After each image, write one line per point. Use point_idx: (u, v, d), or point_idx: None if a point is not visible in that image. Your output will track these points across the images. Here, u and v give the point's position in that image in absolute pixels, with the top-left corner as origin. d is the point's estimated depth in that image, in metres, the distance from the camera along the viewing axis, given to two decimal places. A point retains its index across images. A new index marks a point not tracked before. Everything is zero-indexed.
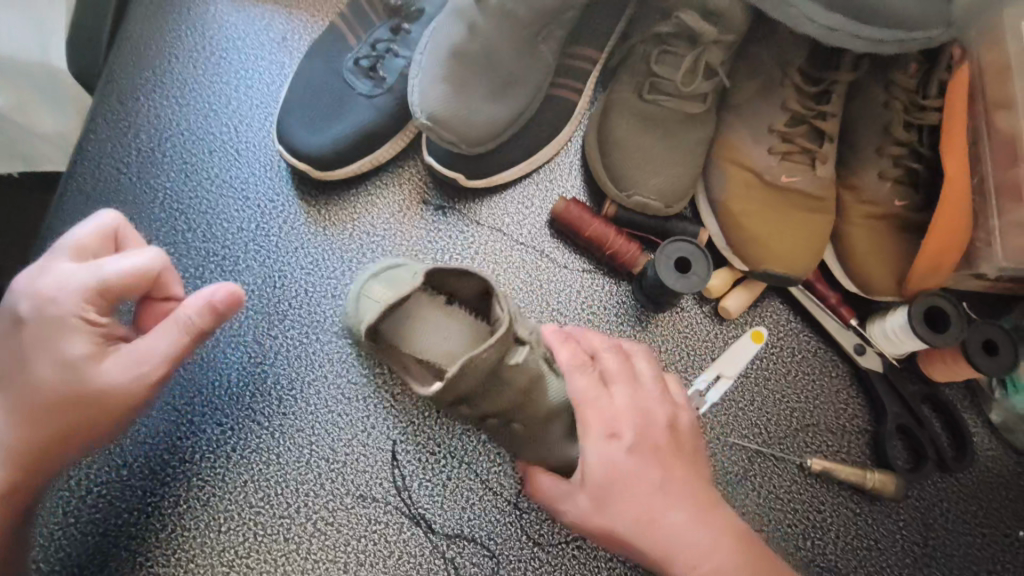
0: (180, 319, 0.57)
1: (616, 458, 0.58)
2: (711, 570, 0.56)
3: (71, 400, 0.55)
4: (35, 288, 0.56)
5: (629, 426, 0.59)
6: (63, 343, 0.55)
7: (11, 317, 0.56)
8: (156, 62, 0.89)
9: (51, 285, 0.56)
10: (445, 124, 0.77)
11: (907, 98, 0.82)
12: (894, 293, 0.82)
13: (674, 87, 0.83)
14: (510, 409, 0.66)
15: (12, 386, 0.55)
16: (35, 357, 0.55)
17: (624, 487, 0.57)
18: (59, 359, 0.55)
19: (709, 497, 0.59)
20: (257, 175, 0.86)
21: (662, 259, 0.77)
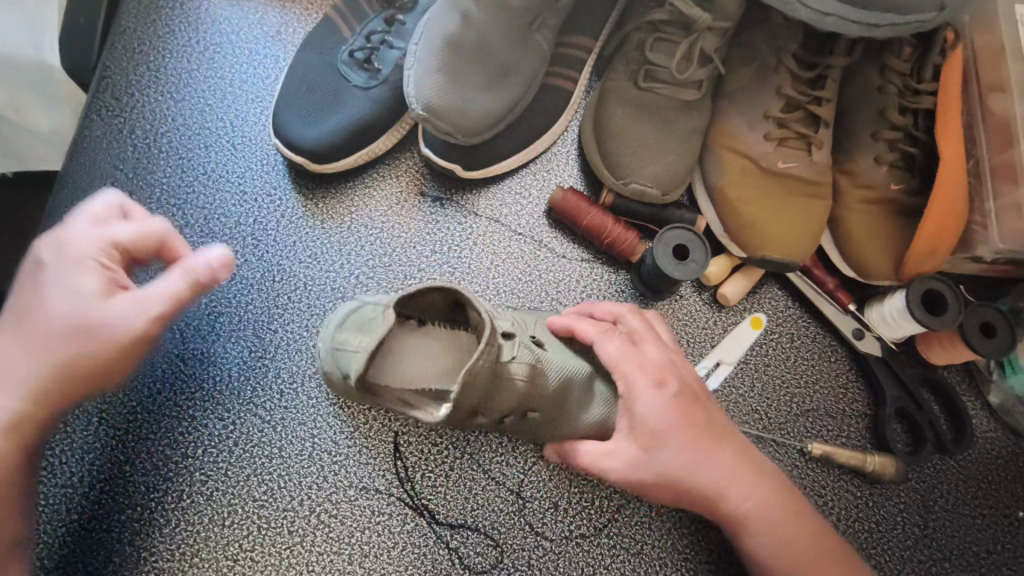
0: (184, 270, 0.60)
1: (667, 407, 0.61)
2: (754, 500, 0.63)
3: (77, 333, 0.56)
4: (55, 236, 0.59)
5: (672, 376, 0.63)
6: (76, 278, 0.57)
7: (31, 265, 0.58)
8: (149, 58, 0.89)
9: (72, 235, 0.59)
10: (442, 114, 0.77)
11: (902, 82, 0.82)
12: (890, 277, 0.82)
13: (669, 75, 0.83)
14: (524, 401, 0.66)
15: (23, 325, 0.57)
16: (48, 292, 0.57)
17: (678, 434, 0.61)
18: (71, 292, 0.57)
19: (739, 436, 0.65)
20: (254, 169, 0.86)
21: (660, 247, 0.78)
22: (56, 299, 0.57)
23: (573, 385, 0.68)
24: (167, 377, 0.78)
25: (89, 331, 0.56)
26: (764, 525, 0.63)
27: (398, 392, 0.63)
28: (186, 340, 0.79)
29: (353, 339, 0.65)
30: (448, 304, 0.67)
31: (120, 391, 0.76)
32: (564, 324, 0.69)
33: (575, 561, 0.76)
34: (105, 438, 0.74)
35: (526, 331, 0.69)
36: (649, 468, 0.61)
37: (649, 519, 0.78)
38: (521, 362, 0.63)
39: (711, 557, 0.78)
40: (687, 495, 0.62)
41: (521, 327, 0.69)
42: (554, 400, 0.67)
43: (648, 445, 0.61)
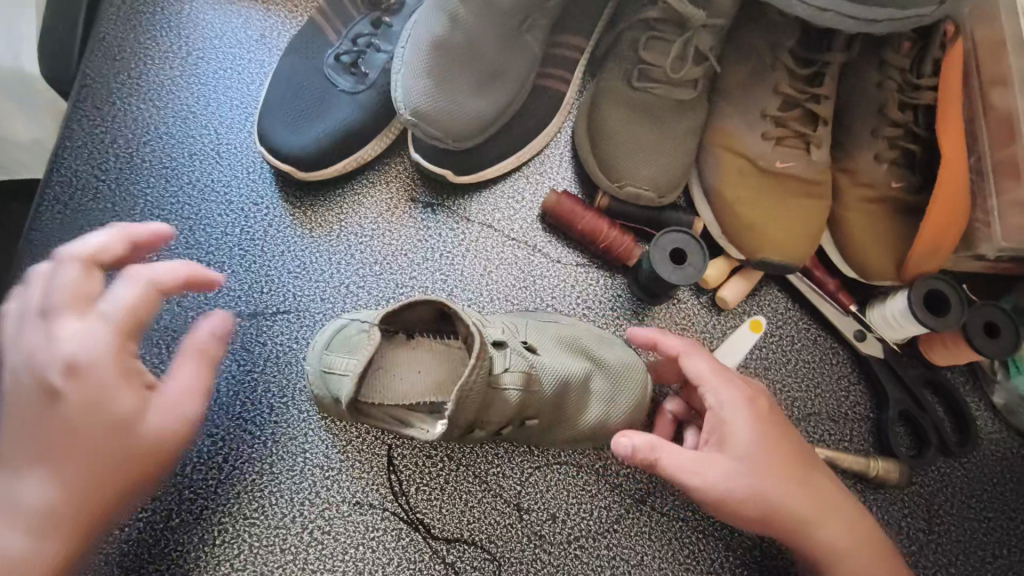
0: (196, 347, 0.56)
1: (762, 428, 0.64)
2: (836, 525, 0.65)
3: (127, 446, 0.51)
4: (43, 340, 0.49)
5: (763, 400, 0.67)
6: (96, 383, 0.50)
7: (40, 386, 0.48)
8: (131, 64, 0.86)
9: (72, 328, 0.49)
10: (430, 119, 0.75)
11: (901, 78, 0.81)
12: (892, 278, 0.80)
13: (663, 74, 0.81)
14: (522, 410, 0.64)
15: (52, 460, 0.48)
16: (74, 410, 0.49)
17: (776, 455, 0.64)
18: (102, 410, 0.50)
19: (815, 461, 0.69)
20: (240, 178, 0.84)
21: (656, 252, 0.76)
22: (77, 414, 0.49)
23: (571, 387, 0.67)
24: None
25: (138, 444, 0.51)
26: (851, 554, 0.65)
27: (391, 410, 0.62)
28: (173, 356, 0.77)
29: (340, 360, 0.63)
30: (435, 316, 0.65)
31: None
32: (646, 335, 0.72)
33: None
34: None
35: (517, 336, 0.67)
36: (750, 485, 0.62)
37: (649, 530, 0.77)
38: (514, 372, 0.61)
39: (712, 566, 0.76)
40: (780, 515, 0.63)
41: (511, 331, 0.67)
42: (553, 406, 0.66)
43: (750, 461, 0.62)
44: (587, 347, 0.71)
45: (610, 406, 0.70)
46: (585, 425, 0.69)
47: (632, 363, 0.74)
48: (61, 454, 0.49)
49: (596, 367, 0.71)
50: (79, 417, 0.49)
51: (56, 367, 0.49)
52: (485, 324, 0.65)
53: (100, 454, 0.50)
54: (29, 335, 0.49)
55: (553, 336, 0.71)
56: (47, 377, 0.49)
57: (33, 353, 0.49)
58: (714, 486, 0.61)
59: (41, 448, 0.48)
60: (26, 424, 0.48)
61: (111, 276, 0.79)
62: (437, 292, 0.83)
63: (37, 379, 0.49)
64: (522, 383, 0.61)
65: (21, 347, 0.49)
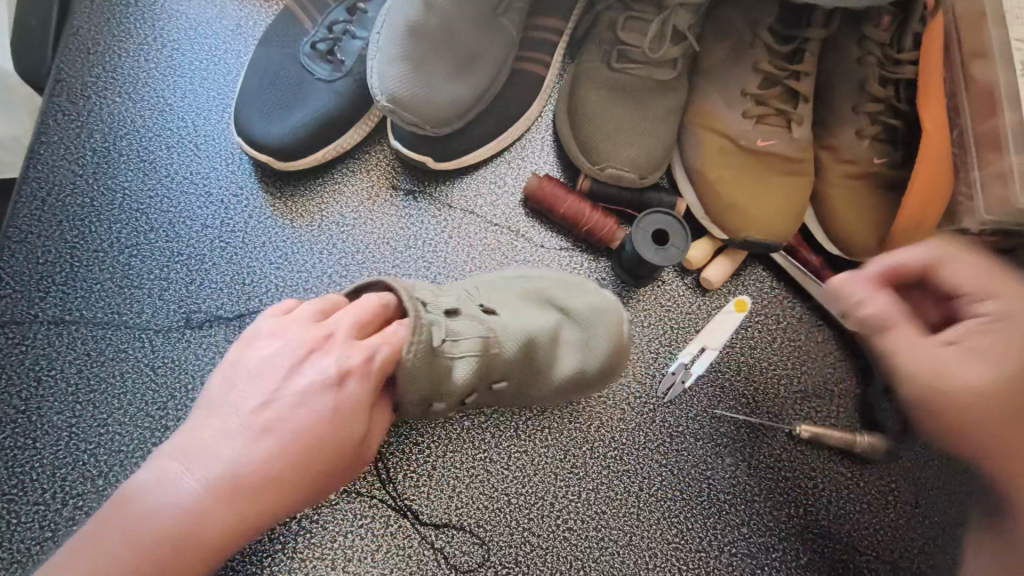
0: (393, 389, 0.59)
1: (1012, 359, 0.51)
2: None
3: (335, 459, 0.51)
4: (319, 347, 0.53)
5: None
6: (349, 415, 0.51)
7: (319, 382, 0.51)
8: (105, 57, 0.86)
9: (358, 346, 0.54)
10: (407, 105, 0.74)
11: (881, 53, 0.80)
12: (876, 253, 0.80)
13: (642, 55, 0.81)
14: (483, 378, 0.63)
15: (285, 434, 0.49)
16: (317, 412, 0.50)
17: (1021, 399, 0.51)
18: (343, 423, 0.51)
19: None
20: (218, 169, 0.83)
21: (639, 233, 0.76)
22: (317, 424, 0.50)
23: (537, 342, 0.67)
24: (138, 388, 0.76)
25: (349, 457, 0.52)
26: None
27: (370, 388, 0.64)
28: (156, 350, 0.77)
29: None
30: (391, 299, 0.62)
31: (91, 404, 0.75)
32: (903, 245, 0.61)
33: (563, 556, 0.75)
34: (76, 453, 0.73)
35: (472, 300, 0.64)
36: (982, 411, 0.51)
37: (637, 510, 0.77)
38: (467, 338, 0.59)
39: (701, 545, 0.77)
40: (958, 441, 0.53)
41: (470, 295, 0.65)
42: (520, 366, 0.66)
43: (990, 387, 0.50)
44: (552, 297, 0.72)
45: (585, 355, 0.72)
46: (561, 375, 0.71)
47: (606, 306, 0.74)
48: (285, 452, 0.48)
49: (565, 319, 0.72)
50: (319, 398, 0.50)
51: (322, 379, 0.51)
52: (434, 291, 0.61)
53: (322, 459, 0.50)
54: (309, 336, 0.53)
55: (516, 290, 0.71)
56: (316, 381, 0.51)
57: (287, 379, 0.51)
58: (952, 388, 0.51)
59: (276, 443, 0.48)
60: (277, 411, 0.49)
61: (91, 272, 0.79)
62: (421, 280, 0.82)
63: (313, 379, 0.51)
64: (478, 349, 0.60)
65: (284, 353, 0.52)
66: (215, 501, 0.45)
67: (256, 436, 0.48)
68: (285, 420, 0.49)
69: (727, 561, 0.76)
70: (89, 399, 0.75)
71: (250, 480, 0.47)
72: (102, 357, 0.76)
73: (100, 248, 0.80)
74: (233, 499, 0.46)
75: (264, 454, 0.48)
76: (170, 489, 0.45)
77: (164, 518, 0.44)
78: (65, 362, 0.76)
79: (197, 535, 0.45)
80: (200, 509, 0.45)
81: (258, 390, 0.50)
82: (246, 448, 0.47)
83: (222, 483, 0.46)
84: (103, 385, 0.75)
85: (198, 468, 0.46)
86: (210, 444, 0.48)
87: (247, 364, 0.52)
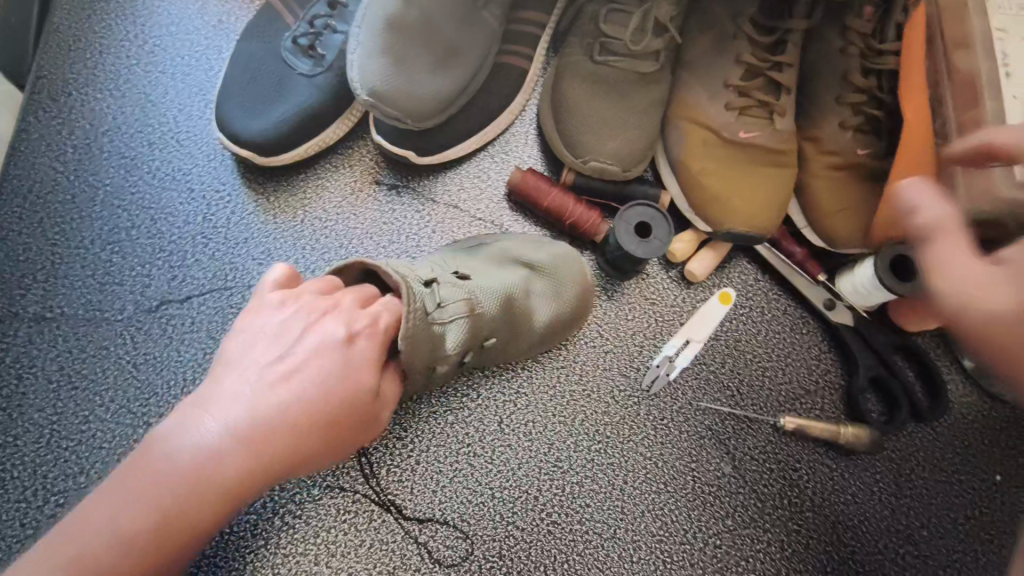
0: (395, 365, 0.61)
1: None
2: None
3: (344, 415, 0.53)
4: (327, 312, 0.56)
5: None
6: (355, 373, 0.54)
7: (327, 342, 0.54)
8: (87, 53, 0.85)
9: (364, 311, 0.57)
10: (388, 99, 0.73)
11: (864, 44, 0.80)
12: (859, 245, 0.80)
13: (624, 47, 0.80)
14: (476, 339, 0.64)
15: (295, 386, 0.52)
16: (326, 368, 0.53)
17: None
18: (351, 380, 0.54)
19: None
20: (200, 165, 0.83)
21: (622, 225, 0.76)
22: (325, 380, 0.53)
23: (517, 300, 0.70)
24: (120, 385, 0.75)
25: (359, 418, 0.55)
26: None
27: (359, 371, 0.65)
28: (138, 346, 0.77)
29: None
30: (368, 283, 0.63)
31: (73, 401, 0.74)
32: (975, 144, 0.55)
33: (547, 549, 0.75)
34: (58, 450, 0.73)
35: (447, 268, 0.66)
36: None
37: (622, 503, 0.77)
38: (455, 301, 0.61)
39: (686, 537, 0.76)
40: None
41: (441, 265, 0.67)
42: (507, 319, 0.68)
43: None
44: (518, 257, 0.75)
45: (558, 301, 0.75)
46: (539, 324, 0.74)
47: (564, 254, 0.77)
48: (295, 404, 0.51)
49: (532, 272, 0.74)
50: (327, 354, 0.54)
51: (330, 338, 0.54)
52: (409, 266, 0.62)
53: (332, 410, 0.52)
54: (318, 302, 0.57)
55: (484, 257, 0.74)
56: (325, 340, 0.54)
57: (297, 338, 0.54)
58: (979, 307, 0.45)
59: (286, 395, 0.51)
60: (287, 367, 0.52)
61: (73, 268, 0.78)
62: None
63: (322, 337, 0.54)
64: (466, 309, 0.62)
65: (294, 318, 0.56)
66: (228, 446, 0.48)
67: (268, 388, 0.51)
68: (296, 374, 0.52)
69: (711, 553, 0.76)
70: (70, 396, 0.74)
71: (261, 428, 0.50)
72: (83, 354, 0.76)
73: (82, 245, 0.79)
74: (247, 442, 0.49)
75: (276, 404, 0.50)
76: (189, 434, 0.49)
77: (179, 462, 0.47)
78: (47, 359, 0.76)
79: (212, 474, 0.48)
80: (214, 452, 0.48)
81: (269, 349, 0.53)
82: (257, 399, 0.50)
83: (236, 427, 0.49)
84: (84, 382, 0.75)
85: (215, 416, 0.49)
86: (225, 395, 0.51)
87: (258, 328, 0.56)
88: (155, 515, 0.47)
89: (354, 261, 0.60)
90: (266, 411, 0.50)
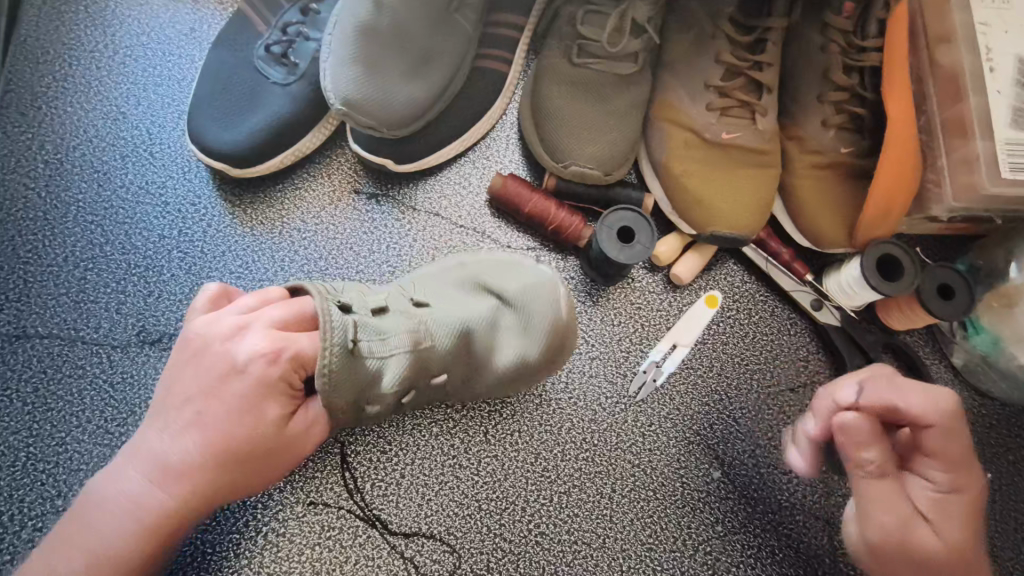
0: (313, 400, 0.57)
1: (968, 521, 0.54)
2: None
3: (261, 446, 0.54)
4: (235, 337, 0.54)
5: (981, 498, 0.56)
6: (264, 406, 0.53)
7: (225, 375, 0.53)
8: (55, 66, 0.83)
9: (268, 337, 0.54)
10: (361, 108, 0.72)
11: (844, 40, 0.78)
12: (845, 244, 0.79)
13: (603, 49, 0.80)
14: (418, 375, 0.62)
15: (203, 425, 0.52)
16: (231, 405, 0.52)
17: (979, 548, 0.54)
18: (258, 415, 0.53)
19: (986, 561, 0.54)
20: (175, 178, 0.81)
21: (604, 231, 0.74)
22: (230, 418, 0.52)
23: (472, 334, 0.66)
24: (96, 405, 0.74)
25: (277, 446, 0.54)
26: None
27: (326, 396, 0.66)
28: (114, 364, 0.75)
29: None
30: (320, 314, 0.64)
31: (48, 422, 0.73)
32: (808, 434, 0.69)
33: (536, 561, 0.74)
34: (34, 473, 0.71)
35: (404, 296, 0.65)
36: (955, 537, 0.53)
37: (611, 511, 0.76)
38: (398, 335, 0.59)
39: (675, 544, 0.76)
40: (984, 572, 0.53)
41: (398, 293, 0.66)
42: (457, 357, 0.66)
43: (966, 549, 0.53)
44: (487, 282, 0.71)
45: (525, 337, 0.69)
46: (500, 362, 0.69)
47: (540, 281, 0.71)
48: (206, 444, 0.52)
49: (501, 304, 0.70)
50: (225, 389, 0.53)
51: (232, 370, 0.53)
52: (360, 295, 0.61)
53: (236, 444, 0.52)
54: (226, 327, 0.55)
55: (449, 283, 0.71)
56: (225, 373, 0.53)
57: (203, 371, 0.53)
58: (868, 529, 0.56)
59: (197, 436, 0.52)
60: (199, 406, 0.53)
61: (46, 287, 0.77)
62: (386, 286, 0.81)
63: (220, 370, 0.53)
64: (410, 344, 0.60)
65: (206, 347, 0.54)
66: (147, 486, 0.52)
67: (181, 429, 0.52)
68: (202, 411, 0.53)
69: (701, 560, 0.75)
70: (46, 417, 0.73)
71: (177, 471, 0.52)
72: (57, 374, 0.75)
73: (55, 262, 0.78)
74: (165, 481, 0.52)
75: (185, 443, 0.52)
76: (118, 478, 0.52)
77: (112, 510, 0.51)
78: (21, 379, 0.74)
79: (136, 513, 0.51)
80: (141, 498, 0.51)
81: (181, 385, 0.54)
82: (175, 442, 0.52)
83: (153, 469, 0.52)
84: (60, 403, 0.74)
85: (138, 460, 0.52)
86: (146, 441, 0.53)
87: (179, 359, 0.55)
88: (95, 564, 0.50)
89: (296, 284, 0.59)
90: (183, 453, 0.52)
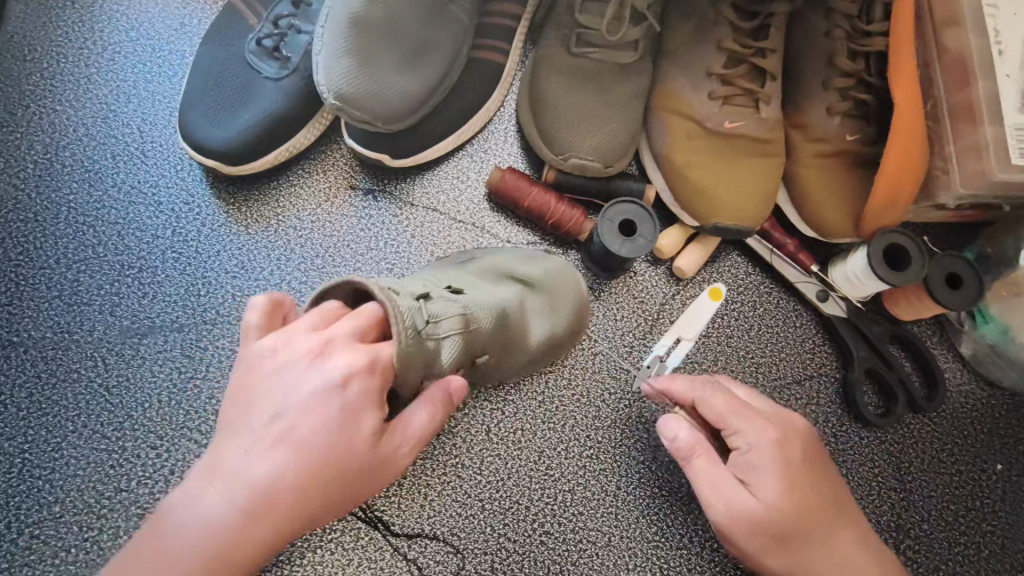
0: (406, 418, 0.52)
1: (783, 467, 0.59)
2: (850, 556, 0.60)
3: (361, 467, 0.47)
4: (322, 353, 0.47)
5: (796, 445, 0.61)
6: (359, 424, 0.47)
7: (324, 391, 0.46)
8: (43, 63, 0.82)
9: (361, 347, 0.48)
10: (356, 103, 0.70)
11: (849, 25, 0.77)
12: (850, 234, 0.78)
13: (602, 38, 0.78)
14: (465, 353, 0.58)
15: (296, 446, 0.45)
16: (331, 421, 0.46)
17: (807, 496, 0.59)
18: (356, 432, 0.47)
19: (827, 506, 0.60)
20: (167, 177, 0.80)
21: (605, 223, 0.73)
22: (325, 444, 0.45)
23: (510, 316, 0.64)
24: (92, 409, 0.73)
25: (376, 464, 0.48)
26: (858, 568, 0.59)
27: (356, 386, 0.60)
28: (109, 368, 0.74)
29: None
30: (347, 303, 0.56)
31: (44, 428, 0.72)
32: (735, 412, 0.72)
33: (541, 560, 0.73)
34: (31, 480, 0.70)
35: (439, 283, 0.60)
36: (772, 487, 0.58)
37: (616, 510, 0.75)
38: (450, 317, 0.54)
39: (682, 542, 0.75)
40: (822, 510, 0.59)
41: (432, 282, 0.60)
42: (499, 336, 0.63)
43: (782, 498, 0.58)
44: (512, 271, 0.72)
45: (550, 315, 0.74)
46: (534, 343, 0.72)
47: (561, 269, 0.76)
48: (298, 468, 0.44)
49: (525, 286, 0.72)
50: (326, 404, 0.46)
51: (327, 388, 0.46)
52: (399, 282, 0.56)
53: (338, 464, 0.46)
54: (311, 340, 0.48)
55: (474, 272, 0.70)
56: (323, 388, 0.46)
57: (295, 385, 0.46)
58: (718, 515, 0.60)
59: (291, 458, 0.44)
60: (293, 420, 0.45)
61: (39, 289, 0.76)
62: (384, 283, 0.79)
63: (317, 386, 0.46)
64: (461, 325, 0.56)
65: (287, 366, 0.47)
66: (234, 516, 0.43)
67: (269, 447, 0.44)
68: (299, 432, 0.45)
69: (709, 557, 0.74)
70: (41, 423, 0.72)
71: (270, 496, 0.44)
72: (51, 379, 0.73)
73: (47, 265, 0.76)
74: (255, 512, 0.43)
75: (276, 466, 0.44)
76: (195, 508, 0.43)
77: (184, 544, 0.42)
78: (15, 385, 0.73)
79: (223, 547, 0.43)
80: (223, 529, 0.43)
81: (266, 402, 0.46)
82: (262, 466, 0.44)
83: (240, 496, 0.43)
84: (56, 408, 0.72)
85: (219, 486, 0.43)
86: (225, 461, 0.44)
87: (251, 378, 0.47)
88: None
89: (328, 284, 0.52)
90: (273, 479, 0.44)
